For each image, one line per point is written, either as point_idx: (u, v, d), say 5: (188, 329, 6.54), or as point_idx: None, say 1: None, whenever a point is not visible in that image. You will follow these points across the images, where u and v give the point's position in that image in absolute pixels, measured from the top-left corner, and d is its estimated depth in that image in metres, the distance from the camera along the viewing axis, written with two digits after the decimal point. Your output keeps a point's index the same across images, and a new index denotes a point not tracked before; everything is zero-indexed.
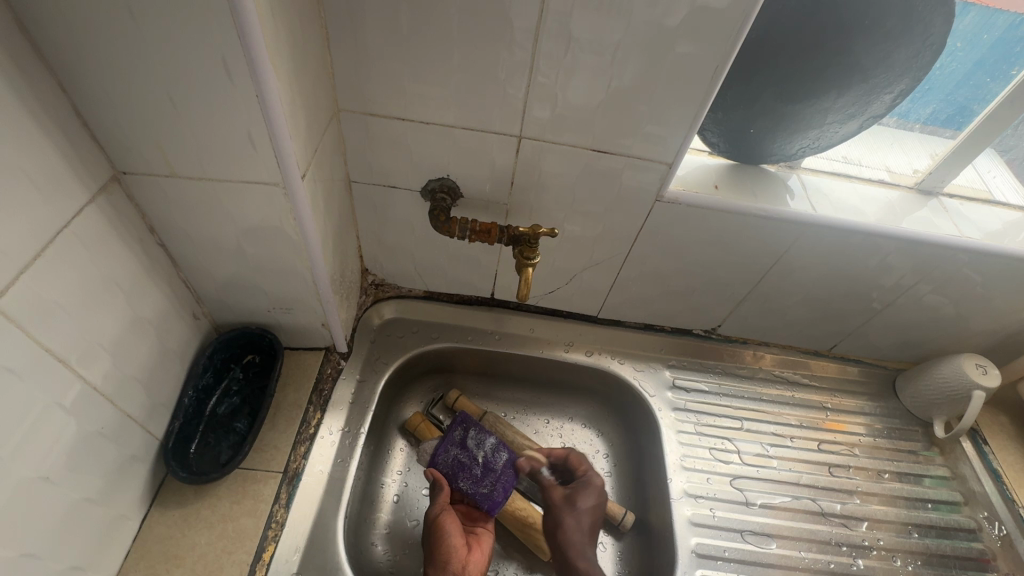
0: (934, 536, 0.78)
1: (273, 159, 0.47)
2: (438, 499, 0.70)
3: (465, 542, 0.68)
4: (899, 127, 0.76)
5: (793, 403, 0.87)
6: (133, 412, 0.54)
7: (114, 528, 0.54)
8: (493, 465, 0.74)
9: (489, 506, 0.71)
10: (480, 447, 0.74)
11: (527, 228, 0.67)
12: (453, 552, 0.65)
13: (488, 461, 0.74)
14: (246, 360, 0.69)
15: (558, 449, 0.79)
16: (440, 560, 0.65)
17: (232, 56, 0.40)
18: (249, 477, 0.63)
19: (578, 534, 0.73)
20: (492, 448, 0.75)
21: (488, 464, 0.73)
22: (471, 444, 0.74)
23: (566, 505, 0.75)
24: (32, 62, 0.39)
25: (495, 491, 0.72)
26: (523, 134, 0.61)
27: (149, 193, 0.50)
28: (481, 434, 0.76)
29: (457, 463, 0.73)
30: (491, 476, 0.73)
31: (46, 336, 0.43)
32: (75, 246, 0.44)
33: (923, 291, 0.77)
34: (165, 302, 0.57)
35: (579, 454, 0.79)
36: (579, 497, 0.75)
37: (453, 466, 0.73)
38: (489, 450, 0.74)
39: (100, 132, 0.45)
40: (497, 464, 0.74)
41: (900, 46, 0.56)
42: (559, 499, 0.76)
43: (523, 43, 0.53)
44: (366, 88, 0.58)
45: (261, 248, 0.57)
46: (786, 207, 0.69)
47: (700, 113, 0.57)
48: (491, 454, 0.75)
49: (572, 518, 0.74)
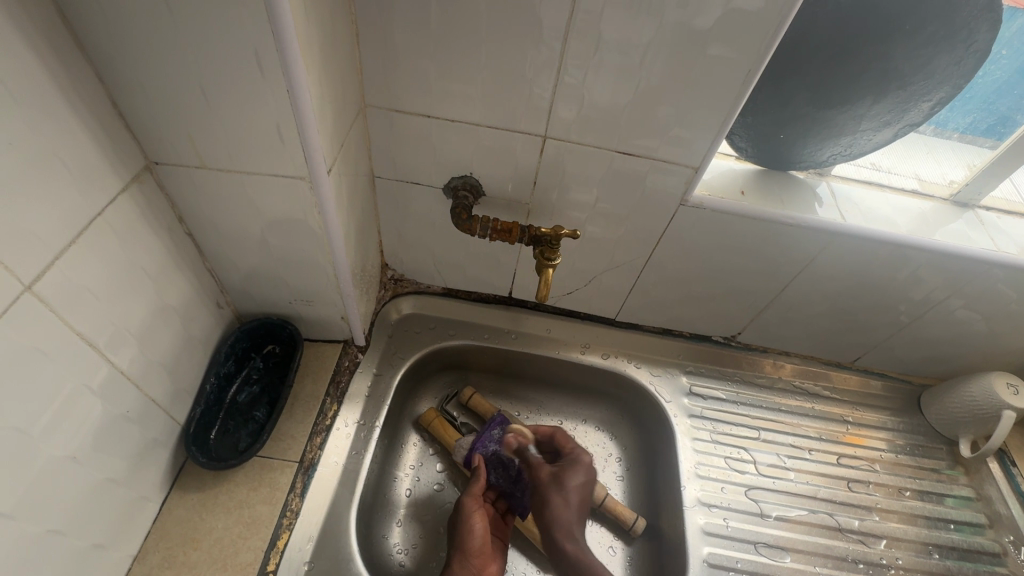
0: (956, 557, 0.76)
1: (300, 153, 0.48)
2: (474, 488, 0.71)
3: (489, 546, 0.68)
4: (934, 136, 0.72)
5: (813, 415, 0.86)
6: (158, 396, 0.56)
7: (135, 509, 0.55)
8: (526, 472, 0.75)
9: (520, 511, 0.73)
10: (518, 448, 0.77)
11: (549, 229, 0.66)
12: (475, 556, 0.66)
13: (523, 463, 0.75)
14: (267, 349, 0.71)
15: (545, 427, 0.79)
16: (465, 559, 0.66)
17: (264, 50, 0.40)
18: (266, 465, 0.64)
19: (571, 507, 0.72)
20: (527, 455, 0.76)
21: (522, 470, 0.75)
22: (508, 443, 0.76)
23: (553, 484, 0.74)
24: (72, 51, 0.39)
25: (526, 496, 0.73)
26: (548, 134, 0.61)
27: (180, 184, 0.51)
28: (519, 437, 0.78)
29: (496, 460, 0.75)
30: (524, 482, 0.74)
31: (77, 320, 0.44)
32: (107, 233, 0.45)
33: (954, 305, 0.75)
34: (191, 291, 0.59)
35: (565, 433, 0.78)
36: (566, 475, 0.74)
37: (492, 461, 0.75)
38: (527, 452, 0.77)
39: (135, 123, 0.46)
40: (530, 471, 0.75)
41: (942, 52, 0.54)
42: (547, 478, 0.74)
43: (551, 42, 0.52)
44: (393, 84, 0.58)
45: (285, 241, 0.58)
46: (814, 215, 0.67)
47: (730, 117, 0.56)
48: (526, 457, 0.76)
49: (560, 497, 0.73)
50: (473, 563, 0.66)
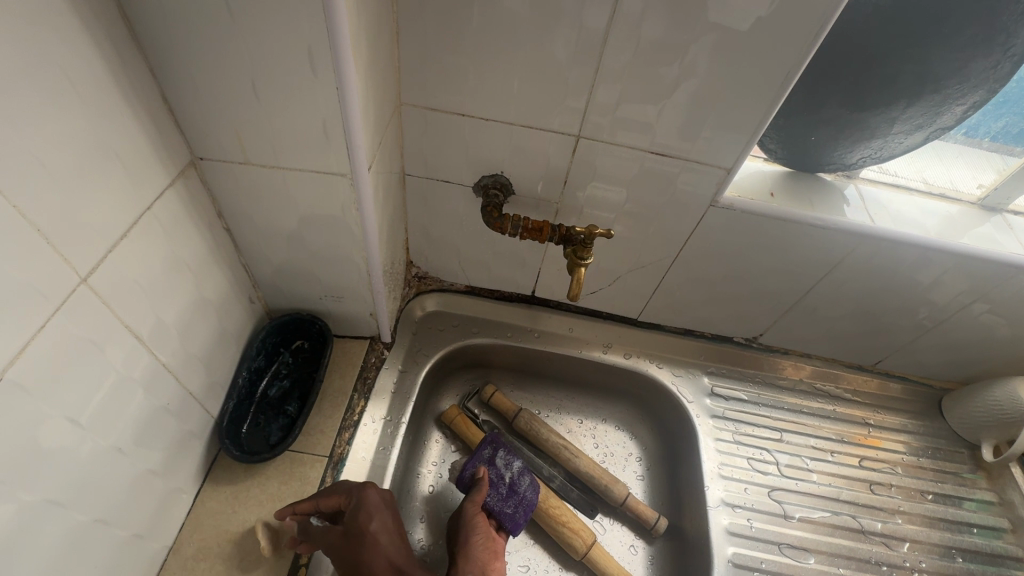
0: (979, 561, 0.76)
1: (344, 150, 0.48)
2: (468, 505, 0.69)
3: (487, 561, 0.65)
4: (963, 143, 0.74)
5: (834, 417, 0.86)
6: (194, 390, 0.56)
7: (171, 500, 0.56)
8: (517, 488, 0.71)
9: (511, 528, 0.69)
10: (508, 466, 0.73)
11: (581, 228, 0.67)
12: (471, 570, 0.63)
13: (515, 481, 0.72)
14: (296, 345, 0.71)
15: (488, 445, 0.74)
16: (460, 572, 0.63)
17: (317, 48, 0.40)
18: (297, 459, 0.64)
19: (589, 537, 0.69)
20: (518, 470, 0.73)
21: (513, 486, 0.71)
22: (498, 463, 0.73)
23: (351, 534, 0.55)
24: (128, 47, 0.40)
25: (518, 513, 0.70)
26: (581, 134, 0.61)
27: (222, 180, 0.52)
28: (510, 454, 0.74)
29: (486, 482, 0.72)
30: (515, 498, 0.71)
31: (126, 312, 0.44)
32: (154, 227, 0.46)
33: (979, 309, 0.75)
34: (227, 285, 0.59)
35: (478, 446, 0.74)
36: (365, 522, 0.56)
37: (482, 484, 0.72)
38: (517, 470, 0.73)
39: (183, 119, 0.46)
40: (522, 487, 0.72)
41: (980, 57, 0.54)
42: (344, 537, 0.55)
43: (591, 42, 0.53)
44: (430, 83, 0.59)
45: (321, 237, 0.59)
46: (843, 217, 0.67)
47: (766, 119, 0.57)
48: (518, 474, 0.73)
49: (381, 552, 0.55)
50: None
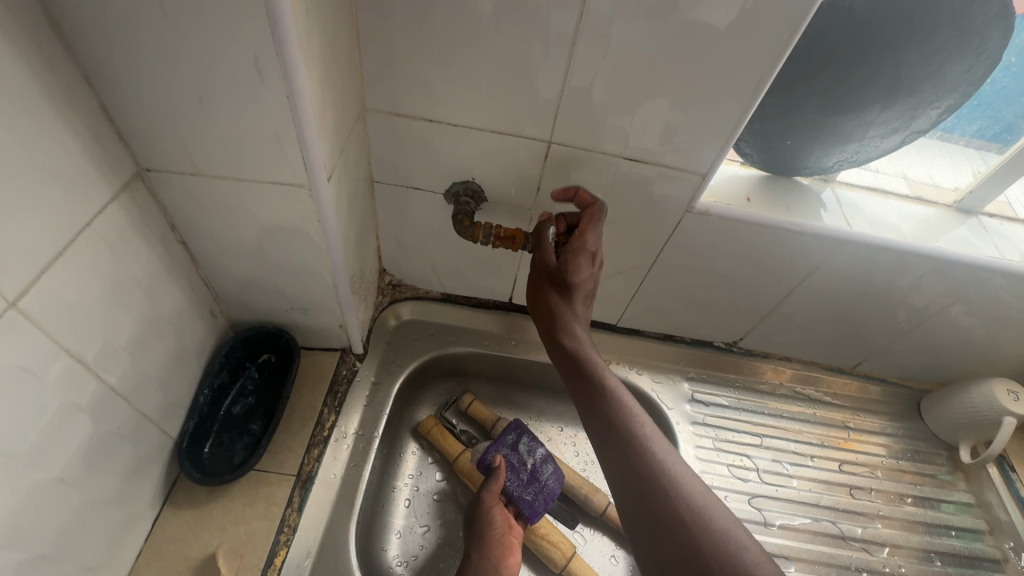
0: (957, 564, 0.76)
1: (299, 160, 0.46)
2: (490, 486, 0.69)
3: (507, 542, 0.66)
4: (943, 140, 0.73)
5: (814, 421, 0.85)
6: (149, 411, 0.54)
7: (126, 528, 0.53)
8: (539, 475, 0.72)
9: (529, 514, 0.70)
10: (531, 454, 0.74)
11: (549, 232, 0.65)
12: (497, 548, 0.64)
13: (535, 469, 0.72)
14: (262, 359, 0.69)
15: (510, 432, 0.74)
16: (486, 552, 0.64)
17: (263, 54, 0.38)
18: (263, 479, 0.62)
19: (706, 508, 0.49)
20: (542, 458, 0.73)
21: (535, 473, 0.72)
22: (522, 449, 0.73)
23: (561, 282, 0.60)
24: (58, 54, 0.37)
25: (538, 500, 0.70)
26: (552, 140, 0.60)
27: (172, 191, 0.49)
28: (534, 442, 0.75)
29: (508, 465, 0.72)
30: (536, 486, 0.71)
31: (65, 335, 0.42)
32: (96, 243, 0.43)
33: (955, 312, 0.75)
34: (183, 300, 0.57)
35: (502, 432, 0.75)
36: (572, 271, 0.59)
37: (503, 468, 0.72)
38: (541, 459, 0.73)
39: (125, 129, 0.44)
40: (544, 475, 0.73)
41: (953, 60, 0.53)
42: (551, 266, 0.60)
43: (558, 47, 0.51)
44: (394, 88, 0.57)
45: (282, 248, 0.56)
46: (820, 222, 0.66)
47: (740, 124, 0.55)
48: (541, 463, 0.73)
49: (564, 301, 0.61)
50: (492, 554, 0.64)
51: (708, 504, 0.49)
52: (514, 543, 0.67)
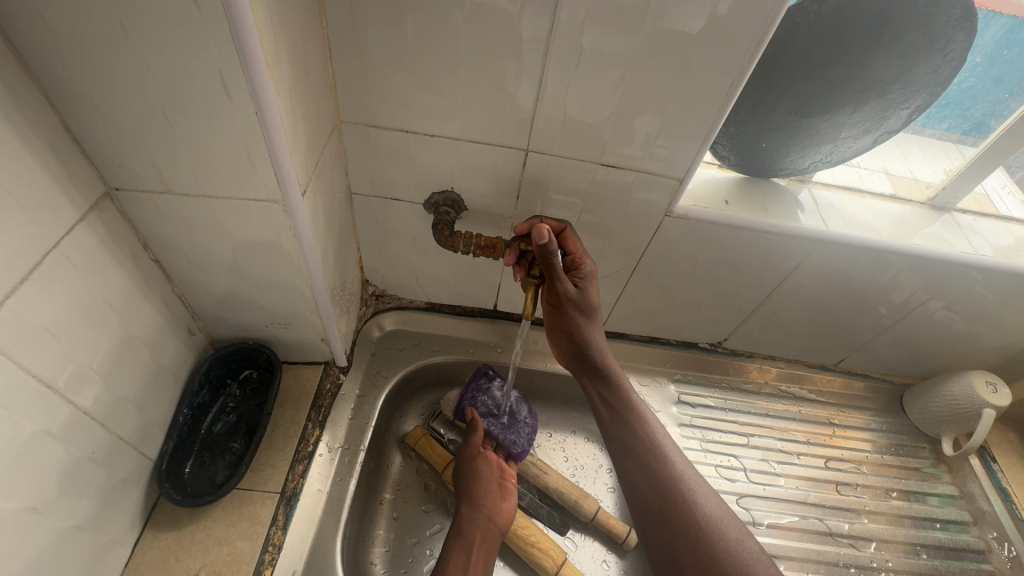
0: (943, 556, 0.77)
1: (272, 175, 0.45)
2: (474, 440, 0.75)
3: (498, 490, 0.71)
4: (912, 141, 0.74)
5: (800, 418, 0.86)
6: (126, 433, 0.53)
7: (104, 553, 0.52)
8: (517, 415, 0.79)
9: (517, 454, 0.76)
10: (507, 398, 0.80)
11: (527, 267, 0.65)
12: (487, 496, 0.69)
13: (512, 409, 0.79)
14: (244, 375, 0.68)
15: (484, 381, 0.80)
16: (476, 502, 0.69)
17: (228, 69, 0.38)
18: (246, 498, 0.61)
19: (721, 522, 0.60)
20: (517, 399, 0.80)
21: (513, 414, 0.79)
22: (497, 395, 0.79)
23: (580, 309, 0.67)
24: (18, 76, 0.37)
25: (520, 437, 0.77)
26: (530, 147, 0.60)
27: (144, 210, 0.49)
28: (507, 387, 0.81)
29: (487, 411, 0.78)
30: (516, 426, 0.78)
31: (33, 362, 0.41)
32: (64, 266, 0.43)
33: (933, 307, 0.76)
34: (160, 319, 0.56)
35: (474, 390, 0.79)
36: (590, 296, 0.66)
37: (483, 413, 0.78)
38: (515, 400, 0.80)
39: (92, 148, 0.43)
40: (521, 415, 0.80)
41: (921, 61, 0.54)
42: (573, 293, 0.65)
43: (531, 56, 0.51)
44: (368, 99, 0.56)
45: (259, 264, 0.55)
46: (798, 223, 0.67)
47: (714, 128, 0.56)
48: (516, 404, 0.80)
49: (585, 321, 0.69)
50: (484, 502, 0.69)
51: (721, 516, 0.61)
52: (506, 490, 0.72)
